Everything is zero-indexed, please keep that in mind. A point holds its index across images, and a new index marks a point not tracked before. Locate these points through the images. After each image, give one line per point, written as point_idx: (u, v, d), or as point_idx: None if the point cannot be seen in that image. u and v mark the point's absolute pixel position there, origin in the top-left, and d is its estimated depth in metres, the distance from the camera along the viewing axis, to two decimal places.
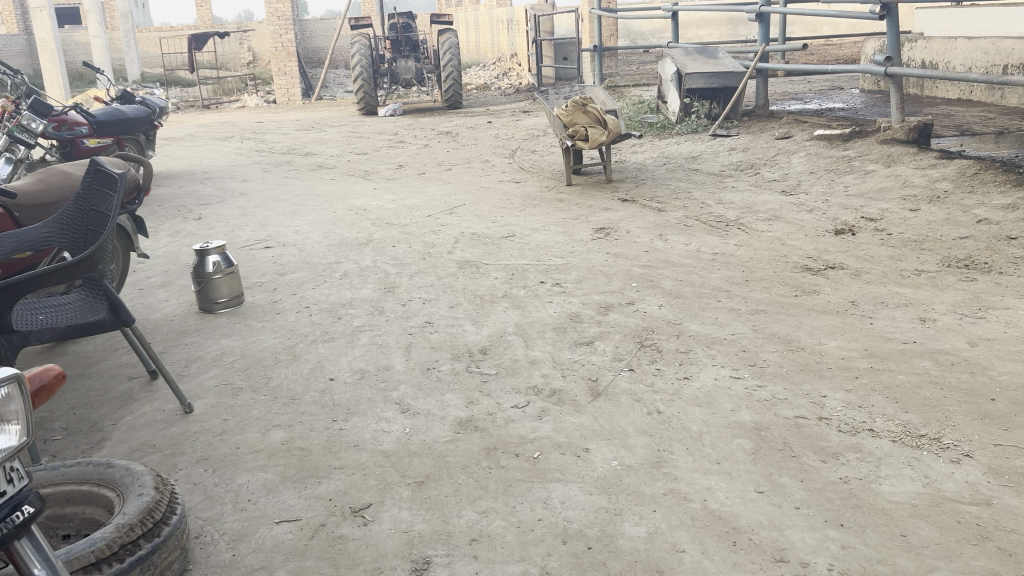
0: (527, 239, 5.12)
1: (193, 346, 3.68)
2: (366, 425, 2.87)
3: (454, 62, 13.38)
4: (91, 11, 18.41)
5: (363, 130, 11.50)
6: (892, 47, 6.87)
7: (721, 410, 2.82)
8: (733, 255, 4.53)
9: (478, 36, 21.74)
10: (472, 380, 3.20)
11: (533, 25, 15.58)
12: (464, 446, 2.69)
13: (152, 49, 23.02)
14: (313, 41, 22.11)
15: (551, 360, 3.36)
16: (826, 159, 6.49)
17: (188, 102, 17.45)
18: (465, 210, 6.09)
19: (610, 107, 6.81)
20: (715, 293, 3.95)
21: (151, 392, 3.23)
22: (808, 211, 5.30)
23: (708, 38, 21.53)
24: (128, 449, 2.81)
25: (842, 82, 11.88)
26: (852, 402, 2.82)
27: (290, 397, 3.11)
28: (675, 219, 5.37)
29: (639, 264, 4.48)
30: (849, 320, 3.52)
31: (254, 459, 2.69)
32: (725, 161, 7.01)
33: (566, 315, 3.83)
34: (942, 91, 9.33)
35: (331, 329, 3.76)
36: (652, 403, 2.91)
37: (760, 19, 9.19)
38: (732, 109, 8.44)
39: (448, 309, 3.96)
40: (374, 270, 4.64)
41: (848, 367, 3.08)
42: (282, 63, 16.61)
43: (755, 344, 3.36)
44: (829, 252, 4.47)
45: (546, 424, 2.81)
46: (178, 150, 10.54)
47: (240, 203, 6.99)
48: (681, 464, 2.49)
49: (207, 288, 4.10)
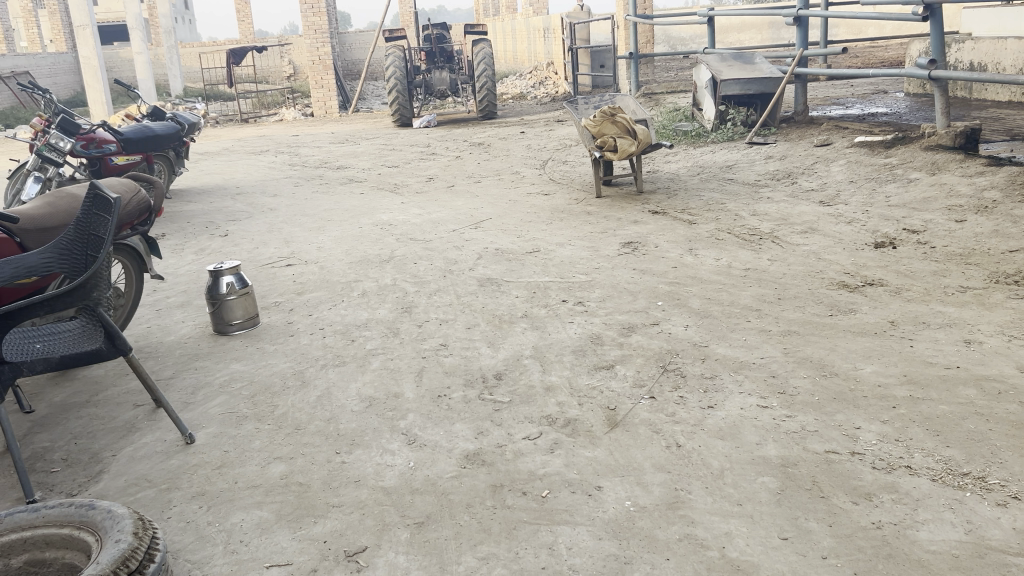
0: (552, 255, 4.96)
1: (202, 371, 3.59)
2: (369, 459, 2.74)
3: (488, 72, 13.29)
4: (134, 28, 18.71)
5: (396, 142, 11.46)
6: (937, 48, 6.56)
7: (746, 443, 2.63)
8: (766, 271, 4.32)
9: (516, 44, 21.67)
10: (483, 408, 3.05)
11: (569, 33, 15.43)
12: (470, 483, 2.54)
13: (194, 63, 23.39)
14: (351, 54, 22.26)
15: (568, 386, 3.19)
16: (866, 167, 6.23)
17: (227, 116, 17.61)
18: (491, 224, 5.96)
19: (640, 116, 6.64)
20: (745, 313, 3.75)
21: (154, 421, 3.13)
22: (848, 223, 5.06)
23: (749, 42, 21.20)
24: (124, 483, 2.71)
25: (887, 86, 11.55)
26: (888, 434, 2.61)
27: (294, 427, 2.99)
28: (707, 233, 5.17)
29: (665, 281, 4.30)
30: (887, 343, 3.30)
31: (251, 495, 2.57)
32: (761, 170, 6.78)
33: (587, 337, 3.66)
34: (992, 93, 8.98)
35: (343, 353, 3.64)
36: (672, 436, 2.72)
37: (798, 22, 8.92)
38: (770, 115, 8.20)
39: (465, 331, 3.82)
40: (392, 289, 4.52)
41: (885, 395, 2.87)
42: (320, 76, 16.68)
43: (786, 369, 3.16)
44: (868, 268, 4.24)
45: (558, 458, 2.64)
46: (213, 164, 10.60)
47: (267, 218, 6.96)
48: (700, 505, 2.31)
49: (221, 309, 4.01)
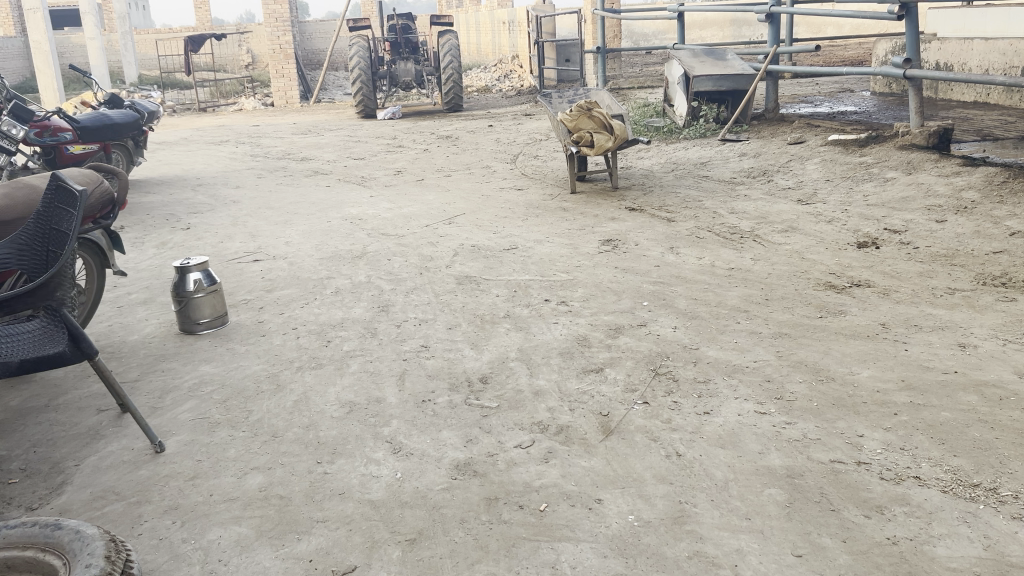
0: (530, 252, 4.84)
1: (169, 373, 3.40)
2: (353, 469, 2.59)
3: (454, 64, 13.11)
4: (86, 13, 18.11)
5: (361, 134, 11.25)
6: (912, 47, 6.56)
7: (748, 452, 2.54)
8: (750, 271, 4.25)
9: (479, 37, 21.51)
10: (471, 414, 2.91)
11: (535, 26, 15.30)
12: (462, 495, 2.41)
13: (149, 51, 22.84)
14: (312, 43, 21.87)
15: (558, 391, 3.07)
16: (842, 165, 6.21)
17: (184, 105, 17.16)
18: (465, 219, 5.82)
19: (615, 111, 6.54)
20: (734, 314, 3.67)
21: (120, 427, 2.94)
22: (828, 222, 5.02)
23: (711, 39, 21.33)
24: (89, 496, 2.52)
25: (852, 84, 11.66)
26: (892, 443, 2.54)
27: (271, 435, 2.83)
28: (687, 231, 5.09)
29: (649, 280, 4.20)
30: (880, 346, 3.24)
31: (229, 509, 2.41)
32: (735, 167, 6.74)
33: (574, 338, 3.54)
34: (958, 93, 9.08)
35: (319, 354, 3.48)
36: (671, 444, 2.62)
37: (769, 19, 8.89)
38: (742, 113, 8.16)
39: (446, 332, 3.68)
40: (367, 286, 4.37)
41: (885, 402, 2.80)
42: (281, 66, 16.33)
43: (781, 373, 3.08)
44: (853, 268, 4.19)
45: (554, 468, 2.52)
46: (171, 155, 10.27)
47: (232, 211, 6.73)
48: (706, 520, 2.21)
49: (187, 307, 3.82)
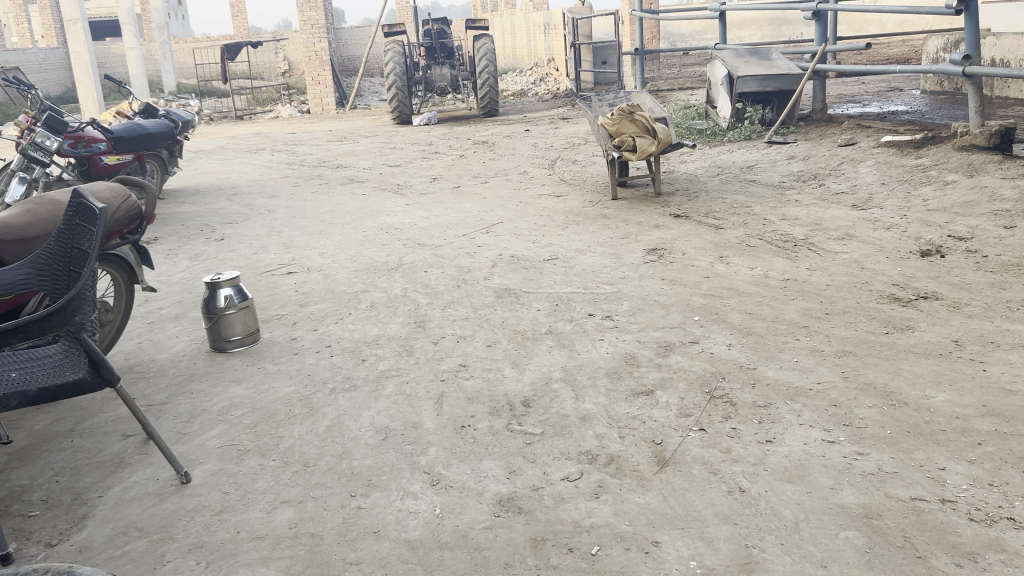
0: (572, 263, 4.65)
1: (197, 395, 3.26)
2: (388, 504, 2.41)
3: (489, 68, 12.94)
4: (126, 23, 18.25)
5: (396, 140, 11.14)
6: (971, 43, 6.24)
7: (818, 488, 2.31)
8: (807, 282, 4.02)
9: (515, 40, 21.36)
10: (513, 442, 2.73)
11: (572, 29, 15.09)
12: (506, 536, 2.22)
13: (187, 59, 23.07)
14: (348, 50, 21.91)
15: (605, 415, 2.87)
16: (897, 168, 5.93)
17: (222, 113, 17.21)
18: (503, 228, 5.64)
19: (658, 114, 6.32)
20: (792, 330, 3.44)
21: (146, 456, 2.80)
22: (886, 229, 4.76)
23: (750, 39, 20.98)
24: (110, 532, 2.38)
25: (901, 83, 11.30)
26: (979, 478, 2.30)
27: (302, 464, 2.67)
28: (736, 238, 4.86)
29: (699, 293, 3.99)
30: (955, 366, 2.99)
31: (256, 548, 2.25)
32: (784, 171, 6.47)
33: (621, 357, 3.34)
34: (1016, 90, 8.70)
35: (353, 375, 3.32)
36: (733, 478, 2.40)
37: (816, 16, 8.58)
38: (789, 114, 7.88)
39: (486, 349, 3.50)
40: (403, 300, 4.20)
41: (966, 430, 2.56)
42: (317, 73, 16.31)
43: (848, 397, 2.84)
44: (918, 279, 3.93)
45: (606, 505, 2.32)
46: (208, 163, 10.24)
47: (267, 221, 6.63)
48: (778, 567, 2.00)
49: (218, 325, 3.68)
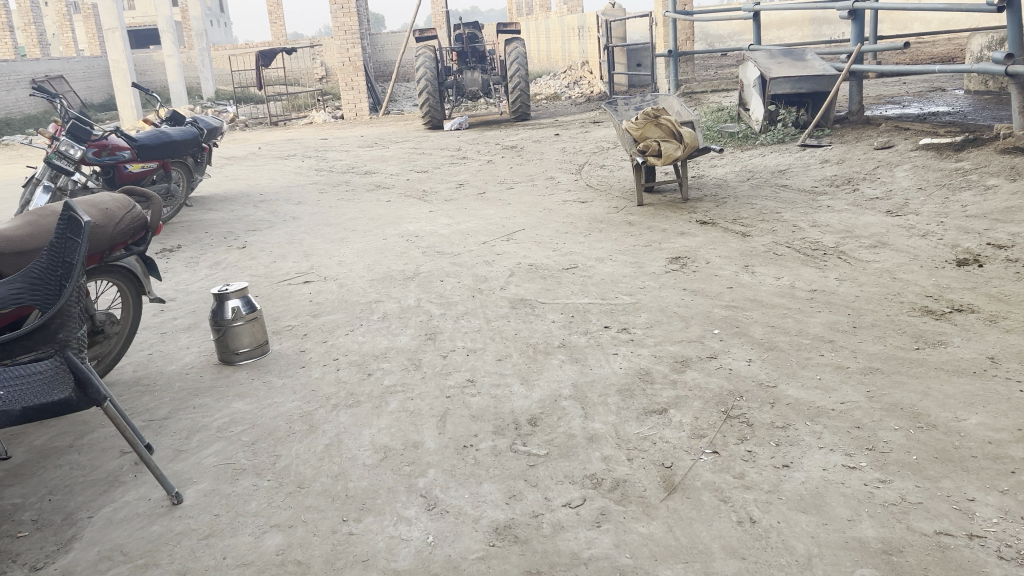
0: (591, 272, 4.51)
1: (199, 410, 3.19)
2: (380, 530, 2.31)
3: (521, 72, 12.83)
4: (165, 31, 18.46)
5: (426, 146, 11.08)
6: (1015, 41, 5.98)
7: (835, 520, 2.16)
8: (835, 293, 3.84)
9: (550, 44, 21.23)
10: (516, 464, 2.61)
11: (605, 31, 14.93)
12: (500, 567, 2.10)
13: (225, 66, 23.30)
14: (383, 55, 21.96)
15: (614, 435, 2.74)
16: (935, 172, 5.69)
17: (257, 119, 17.32)
18: (524, 235, 5.52)
19: (685, 117, 6.16)
20: (816, 345, 3.27)
21: (140, 474, 2.73)
22: (921, 236, 4.55)
23: (790, 38, 20.62)
24: (95, 555, 2.31)
25: (944, 82, 10.96)
26: (1011, 510, 2.13)
27: (296, 485, 2.58)
28: (763, 246, 4.69)
29: (720, 304, 3.83)
30: (989, 385, 2.81)
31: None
32: (816, 175, 6.27)
33: (635, 373, 3.20)
34: None
35: (358, 390, 3.22)
36: (745, 507, 2.26)
37: (852, 15, 8.33)
38: (824, 116, 7.65)
39: (496, 364, 3.39)
40: (416, 311, 4.11)
41: (999, 456, 2.38)
42: (350, 78, 16.34)
43: (872, 418, 2.67)
44: (953, 289, 3.73)
45: (608, 535, 2.19)
46: (238, 169, 10.28)
47: (290, 228, 6.59)
48: None
49: (226, 337, 3.61)
